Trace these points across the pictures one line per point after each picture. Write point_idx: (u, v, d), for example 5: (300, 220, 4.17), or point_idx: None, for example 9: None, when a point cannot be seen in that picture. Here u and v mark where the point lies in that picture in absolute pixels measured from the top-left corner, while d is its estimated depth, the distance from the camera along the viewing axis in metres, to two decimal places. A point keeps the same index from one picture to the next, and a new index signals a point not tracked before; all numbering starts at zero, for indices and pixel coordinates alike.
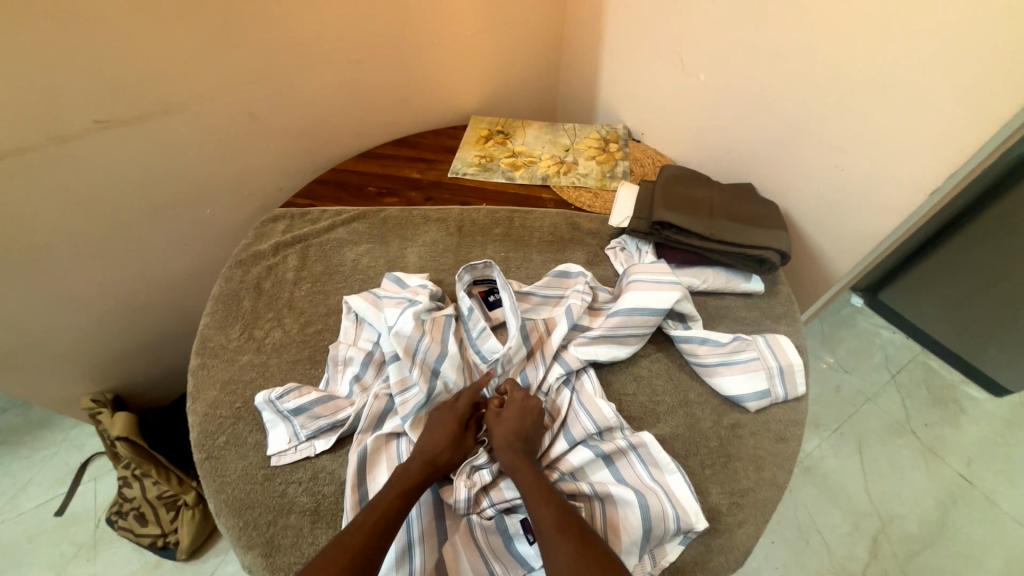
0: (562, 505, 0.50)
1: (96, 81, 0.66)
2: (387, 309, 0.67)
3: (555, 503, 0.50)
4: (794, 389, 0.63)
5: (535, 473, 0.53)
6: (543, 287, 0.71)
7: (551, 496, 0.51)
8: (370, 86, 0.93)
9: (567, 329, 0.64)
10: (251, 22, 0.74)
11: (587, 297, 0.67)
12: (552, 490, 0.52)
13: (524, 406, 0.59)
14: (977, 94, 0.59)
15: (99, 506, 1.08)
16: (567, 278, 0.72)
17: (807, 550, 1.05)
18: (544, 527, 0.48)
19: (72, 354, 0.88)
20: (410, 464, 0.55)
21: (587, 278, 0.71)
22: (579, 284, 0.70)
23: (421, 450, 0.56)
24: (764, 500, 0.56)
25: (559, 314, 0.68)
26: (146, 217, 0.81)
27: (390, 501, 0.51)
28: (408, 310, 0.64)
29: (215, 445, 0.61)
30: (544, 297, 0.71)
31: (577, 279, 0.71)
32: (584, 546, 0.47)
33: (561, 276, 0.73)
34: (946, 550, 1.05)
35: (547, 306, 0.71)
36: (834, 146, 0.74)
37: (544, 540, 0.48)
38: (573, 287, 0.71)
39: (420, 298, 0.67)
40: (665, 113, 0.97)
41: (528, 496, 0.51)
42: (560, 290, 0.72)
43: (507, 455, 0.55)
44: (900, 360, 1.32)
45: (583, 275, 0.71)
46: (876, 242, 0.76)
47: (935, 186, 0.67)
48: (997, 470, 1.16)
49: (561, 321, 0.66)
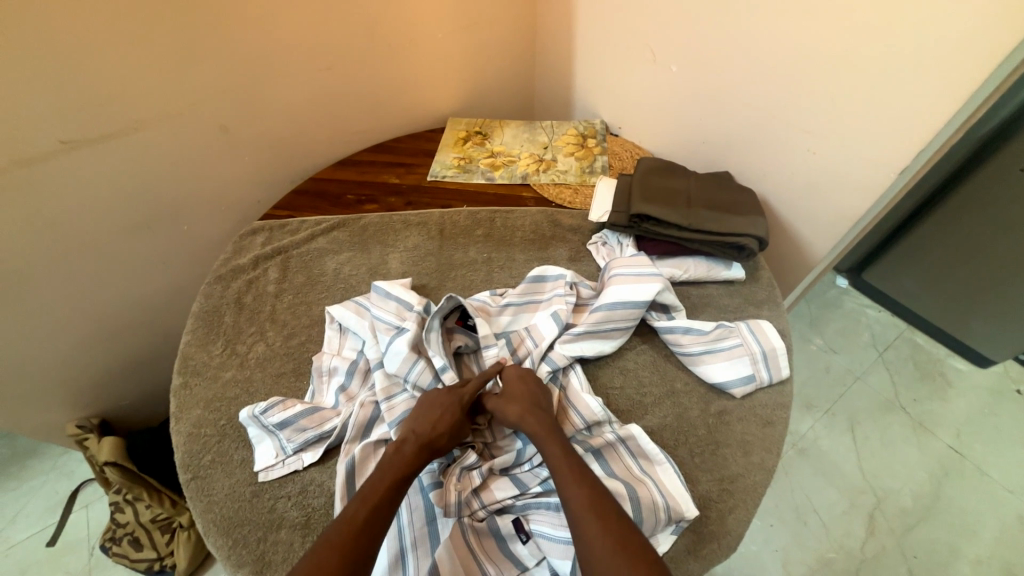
0: (595, 485, 0.49)
1: (58, 102, 0.65)
2: (379, 336, 0.65)
3: (588, 483, 0.49)
4: (778, 372, 0.64)
5: (564, 449, 0.53)
6: (521, 292, 0.70)
7: (583, 476, 0.50)
8: (344, 93, 0.93)
9: (558, 329, 0.65)
10: (217, 34, 0.73)
11: (571, 299, 0.67)
12: (583, 469, 0.51)
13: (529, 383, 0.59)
14: (938, 74, 0.60)
15: (93, 533, 1.06)
16: (545, 282, 0.72)
17: (806, 530, 1.06)
18: (577, 506, 0.48)
19: (52, 381, 0.86)
20: (403, 446, 0.54)
21: (567, 279, 0.70)
22: (559, 287, 0.70)
23: (414, 430, 0.55)
24: (753, 484, 0.57)
25: (544, 319, 0.67)
26: (122, 238, 0.80)
27: (383, 485, 0.50)
28: (399, 340, 0.62)
29: (200, 464, 0.60)
30: (524, 300, 0.70)
31: (556, 282, 0.71)
32: (618, 527, 0.46)
33: (538, 279, 0.72)
34: (940, 521, 1.07)
35: (527, 310, 0.69)
36: (806, 131, 0.75)
37: (578, 521, 0.47)
38: (553, 291, 0.70)
39: (409, 323, 0.65)
40: (640, 107, 0.97)
41: (560, 474, 0.50)
42: (540, 295, 0.71)
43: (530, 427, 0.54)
44: (886, 339, 1.34)
45: (563, 277, 0.70)
46: (853, 223, 0.78)
47: (904, 166, 0.68)
48: (986, 440, 1.18)
49: (550, 325, 0.66)
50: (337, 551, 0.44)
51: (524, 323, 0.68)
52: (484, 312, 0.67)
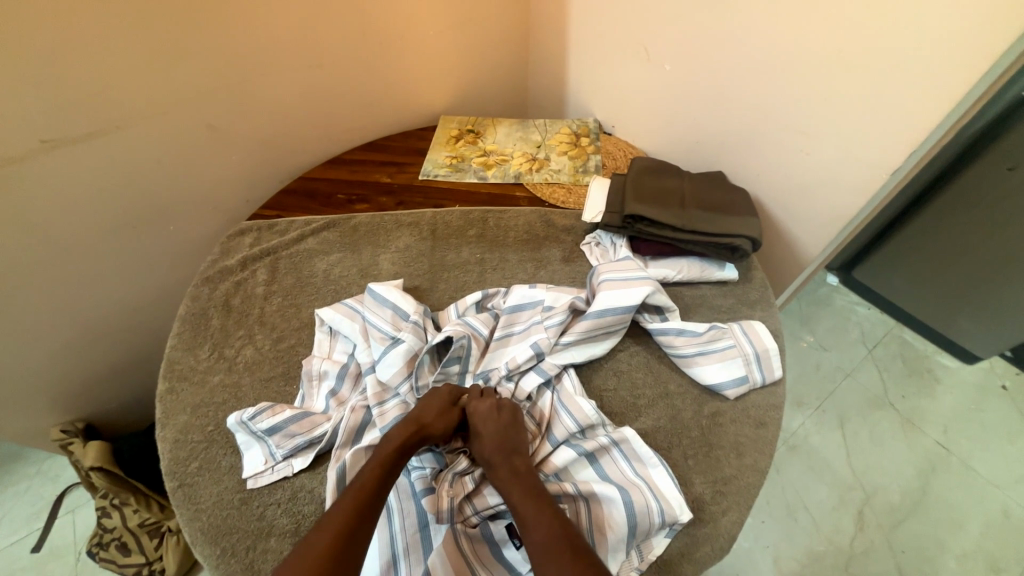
0: (554, 526, 0.48)
1: (36, 99, 0.63)
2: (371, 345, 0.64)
3: (547, 524, 0.48)
4: (771, 374, 0.64)
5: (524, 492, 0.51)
6: (499, 326, 0.67)
7: (540, 517, 0.49)
8: (333, 90, 0.91)
9: (532, 355, 0.62)
10: (202, 29, 0.71)
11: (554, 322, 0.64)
12: (545, 509, 0.49)
13: (486, 410, 0.58)
14: (929, 75, 0.60)
15: (79, 538, 1.04)
16: (522, 312, 0.68)
17: (796, 526, 1.07)
18: (536, 554, 0.46)
19: (34, 385, 0.84)
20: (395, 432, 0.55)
21: (545, 305, 0.67)
22: (536, 315, 0.67)
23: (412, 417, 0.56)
24: (747, 486, 0.57)
25: (522, 348, 0.64)
26: (105, 239, 0.78)
27: (374, 471, 0.51)
28: (391, 355, 0.62)
29: (187, 472, 0.59)
30: (501, 333, 0.66)
31: (533, 310, 0.68)
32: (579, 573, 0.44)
33: (514, 310, 0.68)
34: (928, 516, 1.08)
35: (504, 344, 0.66)
36: (799, 131, 0.75)
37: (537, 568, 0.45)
38: (531, 320, 0.67)
39: (404, 335, 0.63)
40: (634, 104, 0.96)
41: (520, 517, 0.49)
42: (518, 324, 0.67)
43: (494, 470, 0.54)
44: (875, 335, 1.35)
45: (540, 301, 0.68)
46: (846, 223, 0.78)
47: (898, 166, 0.68)
48: (971, 436, 1.20)
49: (529, 351, 0.63)
50: (326, 537, 0.45)
51: (502, 358, 0.65)
52: (475, 339, 0.65)
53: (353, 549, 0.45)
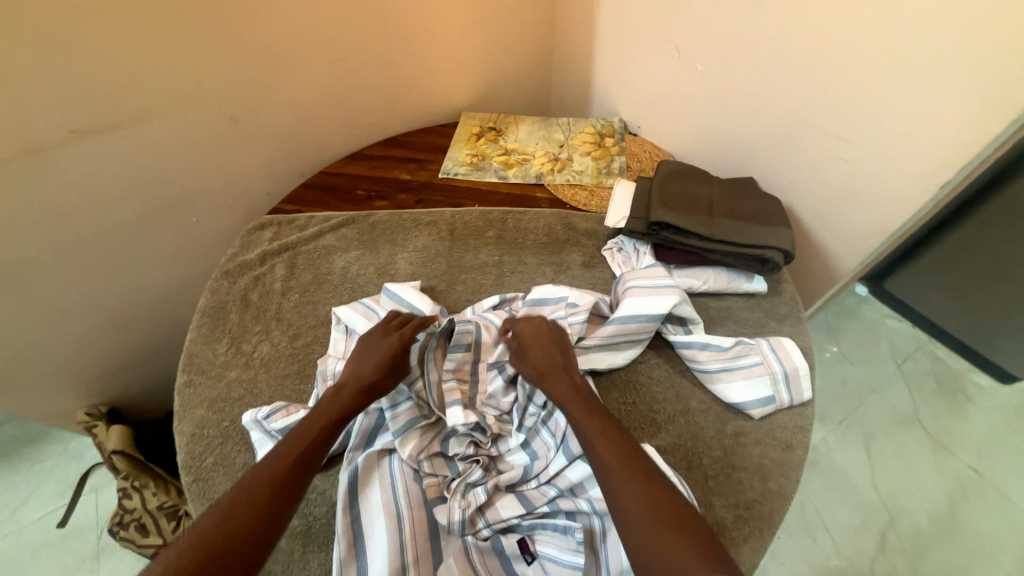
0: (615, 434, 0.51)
1: (66, 91, 0.63)
2: None
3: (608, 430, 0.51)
4: (799, 395, 0.61)
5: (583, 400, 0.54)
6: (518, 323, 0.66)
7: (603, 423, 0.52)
8: (356, 85, 0.90)
9: None
10: (228, 22, 0.71)
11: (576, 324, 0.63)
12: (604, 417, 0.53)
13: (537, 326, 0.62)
14: (987, 82, 0.56)
15: (102, 517, 1.07)
16: (543, 306, 0.68)
17: (814, 545, 1.04)
18: (600, 451, 0.49)
19: (61, 369, 0.86)
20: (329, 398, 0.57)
21: (568, 301, 0.66)
22: (560, 309, 0.66)
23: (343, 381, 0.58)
24: (769, 512, 0.54)
25: None
26: (130, 229, 0.79)
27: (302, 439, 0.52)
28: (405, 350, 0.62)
29: (202, 467, 0.59)
30: None
31: (556, 305, 0.67)
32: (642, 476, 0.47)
33: (536, 303, 0.68)
34: (955, 543, 1.04)
35: None
36: (840, 137, 0.71)
37: (602, 465, 0.49)
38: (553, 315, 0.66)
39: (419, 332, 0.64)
40: (662, 104, 0.93)
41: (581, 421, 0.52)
42: None
43: (594, 447, 0.50)
44: (906, 350, 1.29)
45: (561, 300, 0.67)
46: (885, 237, 0.74)
47: (946, 179, 0.63)
48: (1006, 461, 1.14)
49: None
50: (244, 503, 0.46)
51: None
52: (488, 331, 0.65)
53: (245, 510, 0.45)
